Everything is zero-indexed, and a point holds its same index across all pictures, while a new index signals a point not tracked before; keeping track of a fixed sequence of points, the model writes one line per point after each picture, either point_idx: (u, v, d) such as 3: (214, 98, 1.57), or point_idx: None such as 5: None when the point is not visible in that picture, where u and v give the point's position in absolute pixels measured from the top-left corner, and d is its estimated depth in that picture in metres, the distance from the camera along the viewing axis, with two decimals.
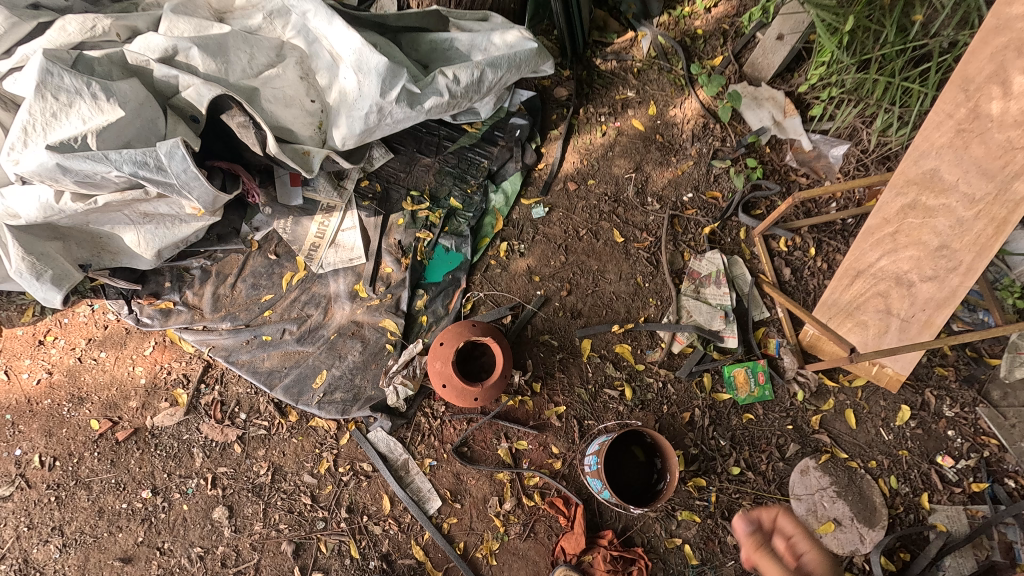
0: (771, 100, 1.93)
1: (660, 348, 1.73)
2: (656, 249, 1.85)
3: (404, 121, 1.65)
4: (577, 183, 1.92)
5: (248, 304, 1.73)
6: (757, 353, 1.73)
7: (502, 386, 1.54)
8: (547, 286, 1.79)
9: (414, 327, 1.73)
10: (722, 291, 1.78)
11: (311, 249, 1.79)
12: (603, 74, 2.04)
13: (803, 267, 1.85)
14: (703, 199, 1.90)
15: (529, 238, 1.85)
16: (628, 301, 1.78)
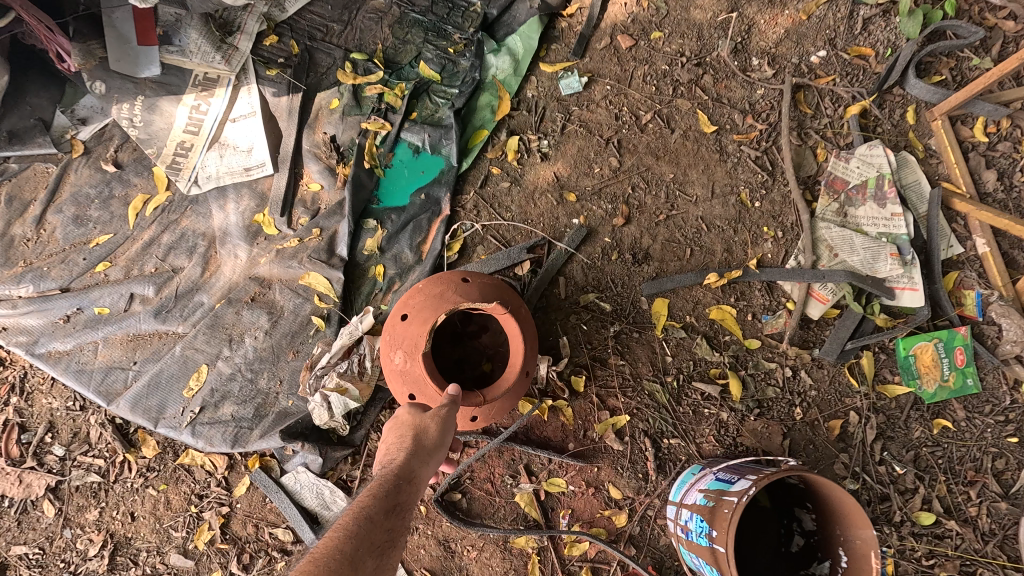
0: None
1: (786, 312, 1.02)
2: (770, 145, 1.09)
3: None
4: (633, 37, 1.12)
5: (66, 253, 0.98)
6: (951, 316, 1.02)
7: (517, 394, 0.83)
8: (589, 211, 1.05)
9: (363, 285, 1.00)
10: (889, 213, 1.04)
11: (179, 156, 1.02)
12: None
13: (1015, 170, 1.10)
14: (844, 59, 1.13)
15: (556, 129, 1.09)
16: (727, 234, 1.05)
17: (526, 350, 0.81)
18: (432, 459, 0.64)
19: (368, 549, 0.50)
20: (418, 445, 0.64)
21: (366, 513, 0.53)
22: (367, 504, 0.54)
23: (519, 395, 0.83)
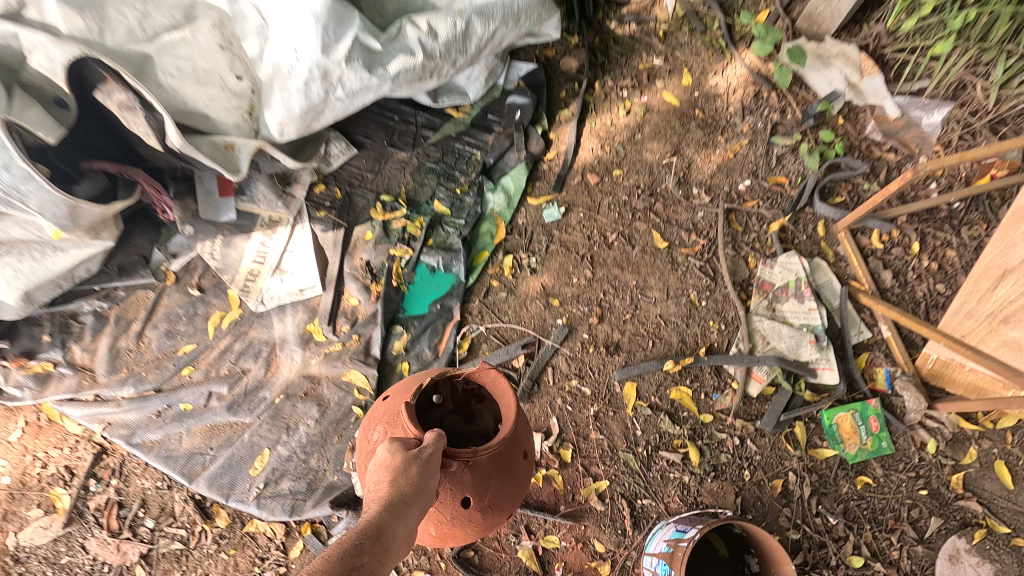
0: (842, 57, 1.50)
1: (731, 390, 1.26)
2: (711, 256, 1.39)
3: (363, 92, 1.20)
4: (599, 175, 1.46)
5: (160, 360, 1.25)
6: (864, 390, 1.26)
7: (512, 478, 0.86)
8: (571, 312, 1.33)
9: (392, 379, 1.26)
10: (807, 307, 1.32)
11: (249, 281, 1.32)
12: (620, 39, 1.61)
13: (906, 269, 1.39)
14: (765, 186, 1.45)
15: (542, 249, 1.39)
16: (681, 328, 1.32)
17: (517, 423, 0.88)
18: (408, 513, 0.60)
19: None
20: (392, 498, 0.60)
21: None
22: (319, 568, 0.51)
23: (515, 482, 0.86)
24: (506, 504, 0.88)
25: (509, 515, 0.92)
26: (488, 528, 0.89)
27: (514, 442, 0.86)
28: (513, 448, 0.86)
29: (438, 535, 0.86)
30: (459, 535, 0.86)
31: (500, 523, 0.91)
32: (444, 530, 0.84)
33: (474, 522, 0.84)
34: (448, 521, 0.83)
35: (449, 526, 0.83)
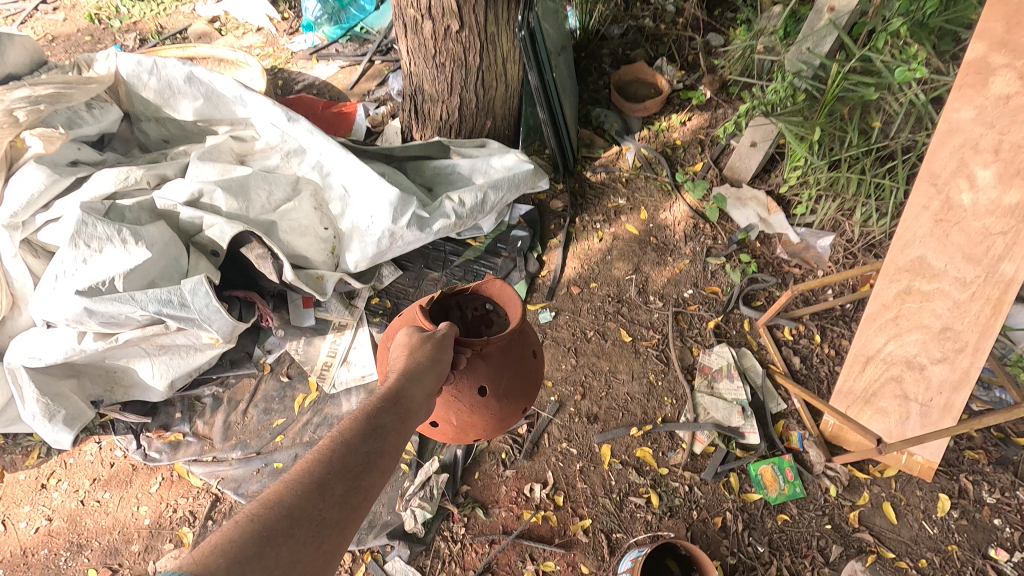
0: (754, 199, 2.08)
1: (681, 449, 1.69)
2: (664, 346, 1.87)
3: (415, 243, 1.77)
4: (580, 286, 1.99)
5: (259, 430, 1.70)
6: (781, 448, 1.69)
7: (521, 372, 1.08)
8: (560, 391, 1.79)
9: (429, 443, 1.69)
10: (735, 385, 1.78)
11: (324, 369, 1.79)
12: (594, 185, 2.22)
13: (811, 355, 1.86)
14: (703, 294, 1.97)
15: (539, 343, 1.88)
16: (643, 402, 1.77)
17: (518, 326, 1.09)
18: (413, 390, 0.82)
19: (336, 474, 0.67)
20: (401, 382, 0.82)
21: (342, 437, 0.71)
22: (344, 431, 0.72)
23: (523, 376, 1.09)
24: (519, 399, 1.10)
25: (519, 411, 1.13)
26: (503, 421, 1.10)
27: (517, 343, 1.07)
28: (520, 346, 1.09)
29: (460, 425, 1.06)
30: (479, 425, 1.07)
31: (511, 421, 1.13)
32: (467, 419, 1.05)
33: (491, 411, 1.06)
34: (472, 411, 1.05)
35: (472, 415, 1.05)
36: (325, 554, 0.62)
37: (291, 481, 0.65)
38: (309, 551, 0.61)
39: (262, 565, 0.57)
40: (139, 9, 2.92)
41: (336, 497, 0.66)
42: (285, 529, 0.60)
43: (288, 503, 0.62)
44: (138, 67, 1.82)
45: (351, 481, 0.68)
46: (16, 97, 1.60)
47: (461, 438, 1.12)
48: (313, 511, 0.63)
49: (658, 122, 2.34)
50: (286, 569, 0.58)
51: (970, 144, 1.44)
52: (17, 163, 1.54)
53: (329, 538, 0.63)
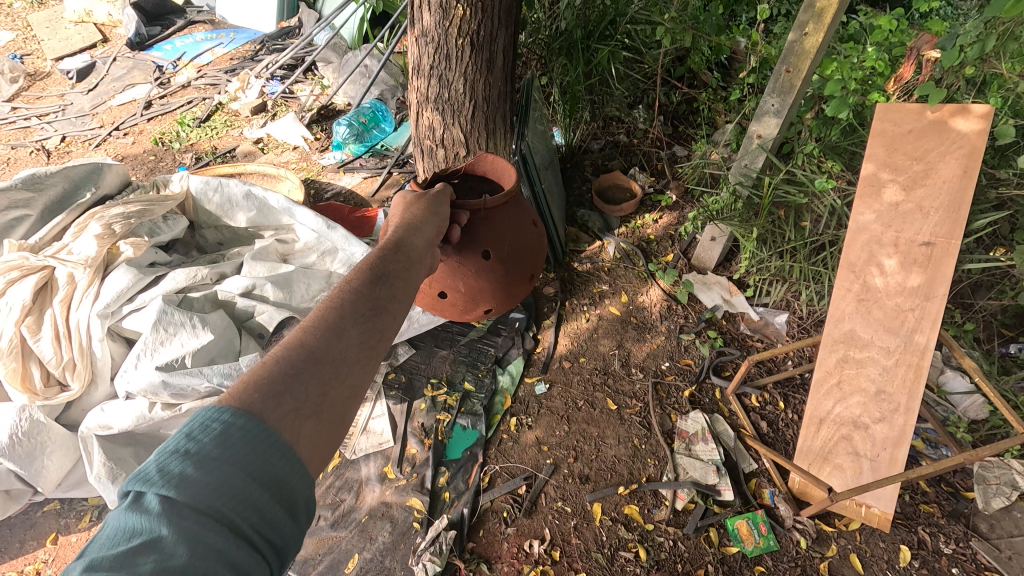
0: (717, 284, 2.43)
1: (665, 506, 1.88)
2: (646, 413, 2.12)
3: (429, 324, 2.16)
4: (571, 361, 2.28)
5: None
6: (754, 503, 1.88)
7: (513, 236, 1.48)
8: (555, 454, 2.01)
9: (438, 503, 1.89)
10: (710, 447, 2.00)
11: (347, 438, 2.05)
12: (581, 274, 2.58)
13: (777, 419, 2.11)
14: (679, 366, 2.25)
15: (535, 411, 2.14)
16: (629, 463, 1.99)
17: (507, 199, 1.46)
18: (410, 254, 1.04)
19: (346, 318, 0.86)
20: (395, 251, 1.03)
21: (348, 292, 0.90)
22: (350, 288, 0.91)
23: (518, 244, 1.50)
24: (518, 261, 1.52)
25: (516, 280, 1.55)
26: (505, 281, 1.52)
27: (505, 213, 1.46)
28: (509, 216, 1.47)
29: (468, 291, 1.50)
30: (484, 288, 1.50)
31: (513, 283, 1.55)
32: (473, 285, 1.48)
33: (495, 270, 1.48)
34: (483, 275, 1.48)
35: (477, 280, 1.48)
36: (349, 386, 0.80)
37: (309, 332, 0.82)
38: (335, 382, 0.79)
39: (294, 397, 0.74)
40: (197, 133, 3.48)
41: (351, 341, 0.84)
42: (308, 367, 0.77)
43: (309, 347, 0.80)
44: (204, 185, 2.25)
45: (361, 328, 0.86)
46: (113, 214, 2.02)
47: (471, 307, 1.56)
48: (331, 351, 0.81)
49: (634, 220, 2.76)
50: (317, 398, 0.76)
51: (873, 240, 1.81)
52: (111, 265, 1.89)
53: (351, 371, 0.81)
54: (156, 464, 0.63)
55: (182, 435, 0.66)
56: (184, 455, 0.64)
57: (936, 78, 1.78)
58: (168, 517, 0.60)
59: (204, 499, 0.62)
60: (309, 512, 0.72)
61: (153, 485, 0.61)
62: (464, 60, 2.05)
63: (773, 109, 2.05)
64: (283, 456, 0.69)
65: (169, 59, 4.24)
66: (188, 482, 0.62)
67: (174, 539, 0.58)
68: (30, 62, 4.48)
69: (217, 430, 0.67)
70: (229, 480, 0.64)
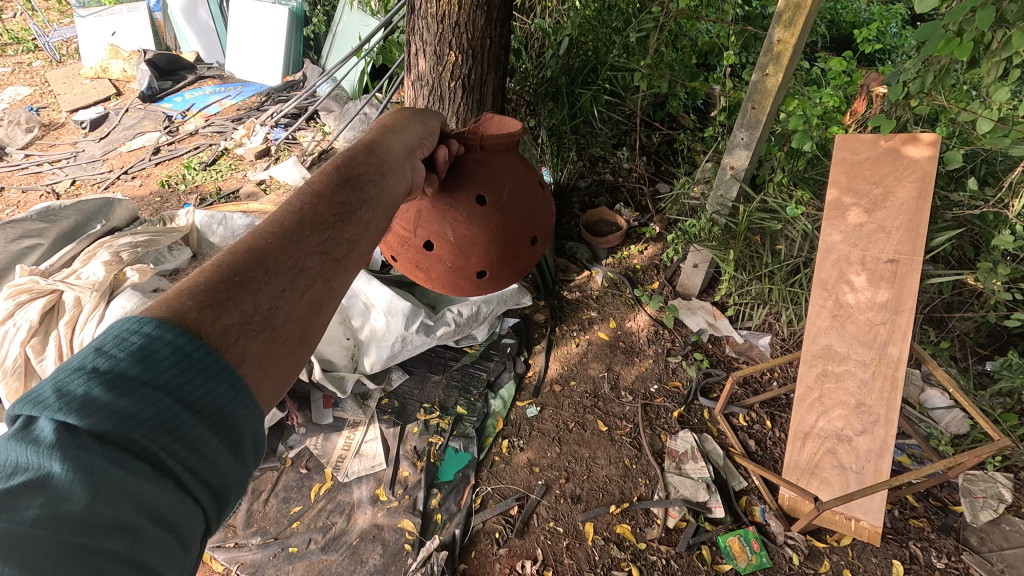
0: (702, 309, 2.55)
1: (657, 525, 1.87)
2: (637, 433, 2.15)
3: (422, 346, 2.24)
4: (562, 385, 2.33)
5: (279, 517, 1.92)
6: (745, 520, 1.89)
7: (513, 188, 1.37)
8: (547, 475, 2.03)
9: (430, 524, 1.88)
10: (700, 465, 2.02)
11: (339, 461, 2.07)
12: (570, 301, 2.67)
13: (765, 438, 2.15)
14: (667, 387, 2.30)
15: (527, 434, 2.17)
16: (620, 483, 2.00)
17: (501, 143, 1.36)
18: (388, 158, 0.95)
19: (307, 225, 0.78)
20: (373, 153, 0.93)
21: (312, 196, 0.82)
22: (315, 191, 0.83)
23: (521, 197, 1.39)
24: (522, 214, 1.39)
25: (519, 238, 1.39)
26: (506, 231, 1.36)
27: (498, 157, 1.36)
28: (504, 165, 1.38)
29: (457, 241, 1.34)
30: (476, 238, 1.34)
31: (515, 244, 1.39)
32: (464, 234, 1.33)
33: (492, 217, 1.34)
34: (481, 221, 1.33)
35: (470, 226, 1.33)
36: (310, 301, 0.72)
37: (262, 237, 0.74)
38: (292, 295, 0.71)
39: (240, 309, 0.65)
40: (202, 175, 3.65)
41: (311, 250, 0.75)
42: (258, 274, 0.69)
43: (260, 252, 0.71)
44: (209, 219, 2.48)
45: (324, 236, 0.78)
46: (122, 243, 2.18)
47: (462, 263, 1.38)
48: (287, 259, 0.72)
49: (620, 251, 2.88)
50: (268, 310, 0.68)
51: (842, 259, 1.88)
52: (116, 289, 1.99)
53: (312, 283, 0.73)
54: (53, 384, 0.54)
55: (91, 350, 0.57)
56: (90, 373, 0.55)
57: (886, 111, 1.96)
58: (60, 452, 0.51)
59: (114, 429, 0.53)
60: (258, 447, 0.65)
61: (47, 409, 0.52)
62: (456, 102, 2.23)
63: (743, 142, 2.21)
64: (224, 383, 0.61)
65: (179, 110, 4.49)
66: (92, 408, 0.53)
67: (67, 480, 0.50)
68: (46, 114, 4.72)
69: (136, 345, 0.58)
70: (151, 407, 0.55)
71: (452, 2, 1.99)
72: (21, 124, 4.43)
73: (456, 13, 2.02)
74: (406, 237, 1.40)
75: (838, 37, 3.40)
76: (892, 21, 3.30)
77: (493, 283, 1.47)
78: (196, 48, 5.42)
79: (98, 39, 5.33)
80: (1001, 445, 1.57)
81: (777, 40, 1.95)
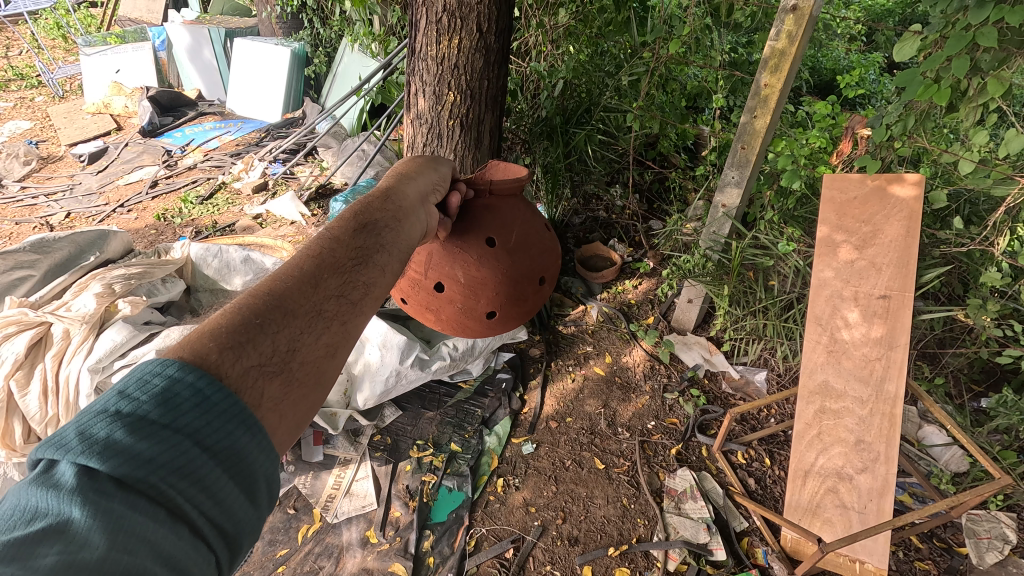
0: (697, 344, 2.55)
1: (657, 568, 1.81)
2: (634, 472, 2.11)
3: (416, 380, 2.22)
4: (558, 421, 2.29)
5: (263, 561, 1.84)
6: (748, 563, 1.83)
7: (522, 230, 1.39)
8: (543, 515, 1.97)
9: (422, 568, 1.81)
10: (700, 505, 1.98)
11: (328, 500, 2.00)
12: (565, 336, 2.67)
13: (764, 476, 2.12)
14: (664, 424, 2.27)
15: (522, 472, 2.12)
16: (618, 524, 1.94)
17: (509, 184, 1.39)
18: (404, 201, 0.96)
19: (327, 267, 0.77)
20: (389, 195, 0.94)
21: (332, 239, 0.82)
22: (335, 234, 0.83)
23: (530, 239, 1.40)
24: (530, 257, 1.39)
25: (527, 279, 1.39)
26: (516, 273, 1.37)
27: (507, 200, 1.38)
28: (512, 209, 1.40)
29: (467, 281, 1.34)
30: (486, 279, 1.34)
31: (523, 285, 1.39)
32: (474, 274, 1.33)
33: (503, 258, 1.35)
34: (493, 261, 1.34)
35: (480, 267, 1.33)
36: (327, 344, 0.71)
37: (281, 280, 0.73)
38: (310, 337, 0.70)
39: (259, 351, 0.65)
40: (198, 209, 3.66)
41: (329, 293, 0.75)
42: (277, 317, 0.68)
43: (280, 296, 0.71)
44: (204, 252, 2.45)
45: (342, 279, 0.77)
46: (115, 275, 2.16)
47: (471, 304, 1.37)
48: (306, 302, 0.72)
49: (615, 286, 2.90)
50: (287, 353, 0.67)
51: (837, 294, 1.90)
52: (107, 322, 1.97)
53: (329, 326, 0.72)
54: (76, 427, 0.52)
55: (114, 393, 0.56)
56: (114, 417, 0.54)
57: (871, 151, 2.03)
58: (80, 497, 0.49)
59: (133, 473, 0.51)
60: (271, 494, 0.63)
61: (70, 452, 0.51)
62: (454, 139, 2.29)
63: (734, 180, 2.26)
64: (242, 426, 0.60)
65: (178, 145, 4.56)
66: (115, 450, 0.52)
67: (87, 525, 0.48)
68: (45, 148, 4.77)
69: (159, 388, 0.57)
70: (170, 451, 0.54)
71: (452, 44, 2.06)
72: (19, 157, 4.46)
73: (456, 56, 2.09)
74: (416, 279, 1.39)
75: (819, 83, 3.54)
76: (870, 68, 3.44)
77: (502, 325, 1.46)
78: (198, 86, 5.55)
79: (101, 76, 5.44)
80: (1003, 484, 1.54)
81: (764, 84, 2.03)
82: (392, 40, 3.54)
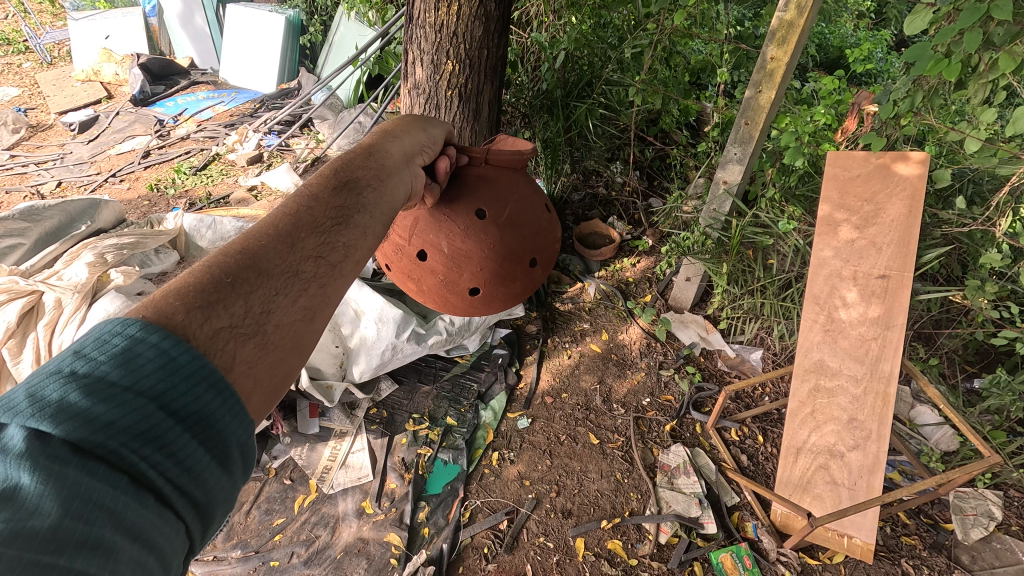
0: (694, 322, 2.56)
1: (648, 540, 1.84)
2: (628, 447, 2.12)
3: (412, 354, 2.23)
4: (553, 397, 2.30)
5: (260, 529, 1.86)
6: (737, 536, 1.86)
7: (517, 207, 1.36)
8: (537, 489, 1.99)
9: (416, 539, 1.84)
10: (693, 480, 2.00)
11: (324, 472, 2.02)
12: (562, 313, 2.66)
13: (757, 453, 2.14)
14: (660, 401, 2.28)
15: (517, 446, 2.13)
16: (611, 497, 1.96)
17: (508, 157, 1.34)
18: (388, 159, 0.93)
19: (303, 225, 0.76)
20: (372, 154, 0.92)
21: (310, 197, 0.80)
22: (314, 192, 0.81)
23: (524, 216, 1.37)
24: (523, 233, 1.36)
25: (519, 256, 1.37)
26: (505, 250, 1.34)
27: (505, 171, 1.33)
28: (509, 182, 1.37)
29: (451, 252, 1.33)
30: (471, 252, 1.32)
31: (511, 264, 1.36)
32: (459, 246, 1.32)
33: (492, 232, 1.32)
34: (480, 236, 1.31)
35: (465, 239, 1.31)
36: (305, 307, 0.70)
37: (255, 239, 0.72)
38: (284, 300, 0.68)
39: (229, 312, 0.63)
40: (191, 180, 3.61)
41: (306, 254, 0.73)
42: (250, 277, 0.67)
43: (254, 256, 0.69)
44: (198, 223, 2.46)
45: (320, 240, 0.75)
46: (107, 244, 2.15)
47: (455, 277, 1.37)
48: (281, 263, 0.70)
49: (613, 263, 2.88)
50: (260, 314, 0.65)
51: (836, 273, 1.88)
52: (99, 291, 1.95)
53: (306, 288, 0.71)
54: (26, 389, 0.50)
55: (70, 353, 0.54)
56: (68, 377, 0.52)
57: (877, 129, 2.00)
58: (30, 462, 0.46)
59: (92, 438, 0.49)
60: (246, 462, 0.62)
61: (18, 414, 0.48)
62: (453, 110, 2.24)
63: (736, 157, 2.22)
64: (212, 390, 0.58)
65: (170, 115, 4.47)
66: (69, 414, 0.49)
67: (38, 493, 0.46)
68: (34, 115, 4.67)
69: (119, 348, 0.55)
70: (135, 415, 0.52)
71: (451, 11, 2.00)
72: (7, 125, 4.37)
73: (455, 23, 2.02)
74: (400, 245, 1.40)
75: (826, 60, 3.47)
76: (879, 45, 3.37)
77: (488, 304, 1.45)
78: (190, 54, 5.43)
79: (91, 42, 5.29)
80: (992, 463, 1.55)
81: (770, 57, 1.97)
82: (389, 8, 3.42)
